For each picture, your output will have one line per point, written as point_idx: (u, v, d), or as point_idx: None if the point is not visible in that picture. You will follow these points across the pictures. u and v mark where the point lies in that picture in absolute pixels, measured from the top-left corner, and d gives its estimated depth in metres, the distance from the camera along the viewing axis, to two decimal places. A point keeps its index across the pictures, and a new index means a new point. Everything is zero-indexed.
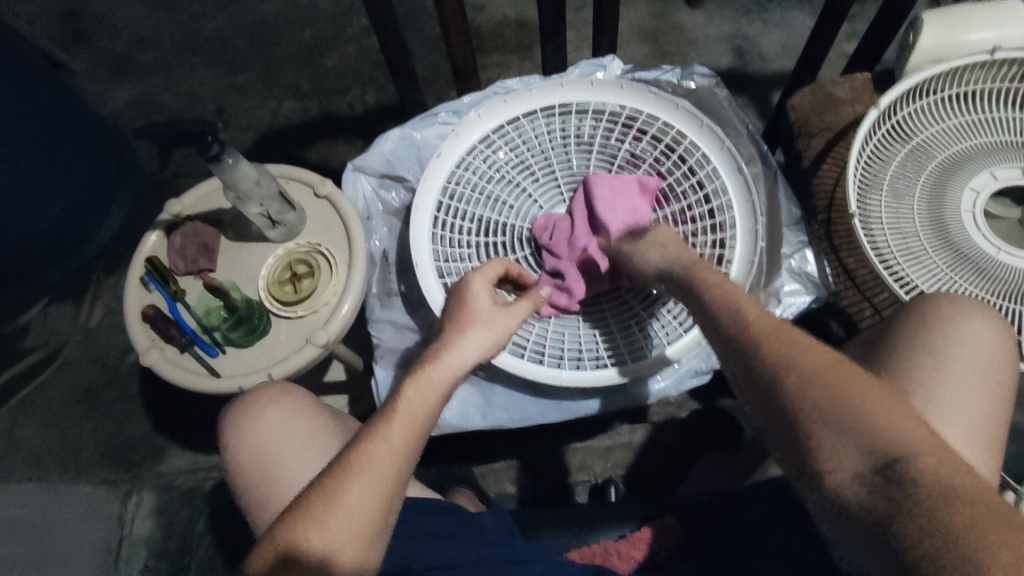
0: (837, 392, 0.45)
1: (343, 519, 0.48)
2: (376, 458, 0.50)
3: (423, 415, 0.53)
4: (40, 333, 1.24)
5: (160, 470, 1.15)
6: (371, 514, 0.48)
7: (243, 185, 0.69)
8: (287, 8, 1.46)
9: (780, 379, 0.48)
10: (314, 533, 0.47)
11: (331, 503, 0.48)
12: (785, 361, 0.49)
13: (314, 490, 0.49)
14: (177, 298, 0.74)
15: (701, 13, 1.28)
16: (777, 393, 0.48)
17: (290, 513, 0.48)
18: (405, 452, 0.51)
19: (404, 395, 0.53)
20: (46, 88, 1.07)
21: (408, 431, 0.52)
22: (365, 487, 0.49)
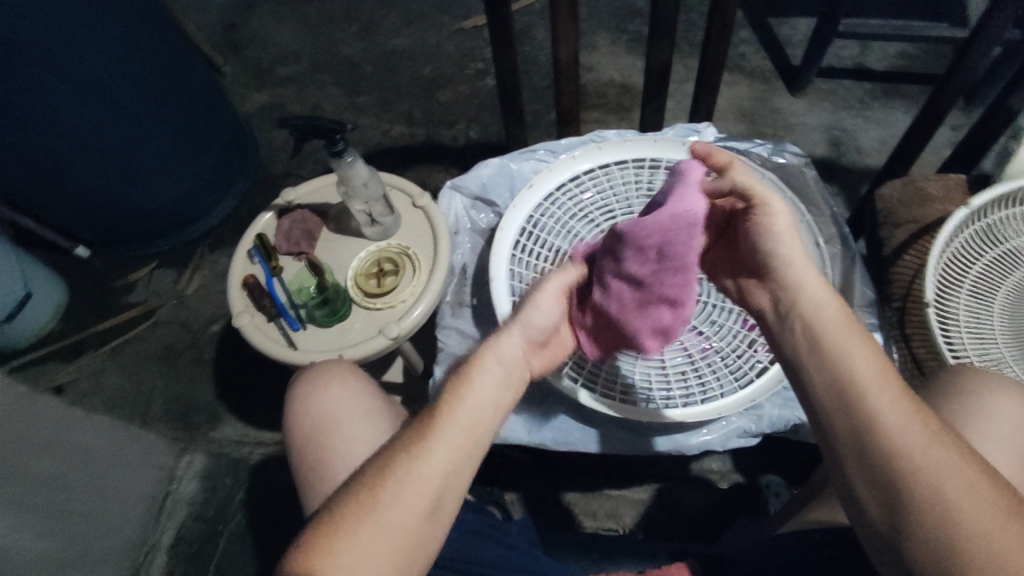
0: (925, 473, 0.43)
1: (381, 531, 0.45)
2: (417, 464, 0.48)
3: (472, 423, 0.50)
4: (143, 292, 1.37)
5: (214, 438, 1.17)
6: (403, 523, 0.46)
7: (353, 183, 0.77)
8: (415, 46, 1.62)
9: (857, 435, 0.46)
10: (347, 541, 0.44)
11: (371, 508, 0.45)
12: (869, 420, 0.46)
13: (350, 491, 0.47)
14: (276, 273, 0.81)
15: (802, 101, 1.32)
16: (849, 446, 0.47)
17: (322, 517, 0.46)
18: (453, 463, 0.48)
19: (451, 399, 0.50)
20: (200, 81, 1.23)
21: (454, 440, 0.49)
22: (406, 497, 0.46)
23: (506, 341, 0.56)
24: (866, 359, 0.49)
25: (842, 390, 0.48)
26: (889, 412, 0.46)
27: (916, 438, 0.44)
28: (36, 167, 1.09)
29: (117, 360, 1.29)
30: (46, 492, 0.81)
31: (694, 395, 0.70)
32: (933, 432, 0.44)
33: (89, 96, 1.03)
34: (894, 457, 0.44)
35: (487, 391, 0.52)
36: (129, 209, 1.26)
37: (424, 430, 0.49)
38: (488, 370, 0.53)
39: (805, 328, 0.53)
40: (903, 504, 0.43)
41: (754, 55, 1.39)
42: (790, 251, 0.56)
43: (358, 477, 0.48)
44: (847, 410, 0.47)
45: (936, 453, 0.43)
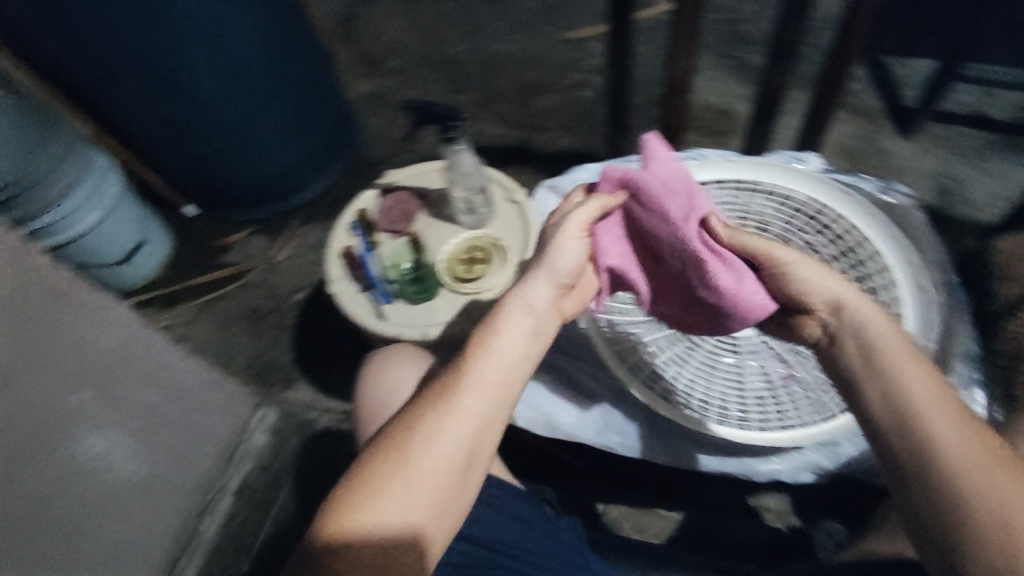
0: (981, 495, 0.42)
1: (415, 486, 0.49)
2: (443, 426, 0.50)
3: (497, 384, 0.52)
4: (239, 253, 1.47)
5: (286, 397, 1.26)
6: (432, 484, 0.50)
7: (459, 171, 0.81)
8: (518, 52, 1.67)
9: (916, 453, 0.45)
10: (378, 496, 0.49)
11: (402, 466, 0.50)
12: (925, 440, 0.45)
13: (380, 447, 0.51)
14: (372, 247, 0.86)
15: (911, 144, 1.27)
16: (909, 462, 0.46)
17: (355, 471, 0.51)
18: (479, 423, 0.51)
19: (477, 361, 0.52)
20: (318, 63, 1.32)
21: (476, 408, 0.51)
22: (435, 456, 0.50)
23: (533, 286, 0.56)
24: (920, 380, 0.47)
25: (900, 407, 0.47)
26: (946, 431, 0.45)
27: (975, 458, 0.43)
28: (169, 126, 1.20)
29: (208, 313, 1.39)
30: (144, 418, 0.88)
31: (771, 423, 0.68)
32: (992, 455, 0.43)
33: (224, 68, 1.12)
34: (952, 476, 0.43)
35: (510, 349, 0.54)
36: (240, 175, 1.36)
37: (449, 391, 0.51)
38: (510, 327, 0.54)
39: (859, 347, 0.51)
40: (966, 527, 0.42)
41: (865, 93, 1.35)
42: (822, 286, 0.53)
43: (388, 432, 0.52)
44: (902, 426, 0.47)
45: (993, 476, 0.42)
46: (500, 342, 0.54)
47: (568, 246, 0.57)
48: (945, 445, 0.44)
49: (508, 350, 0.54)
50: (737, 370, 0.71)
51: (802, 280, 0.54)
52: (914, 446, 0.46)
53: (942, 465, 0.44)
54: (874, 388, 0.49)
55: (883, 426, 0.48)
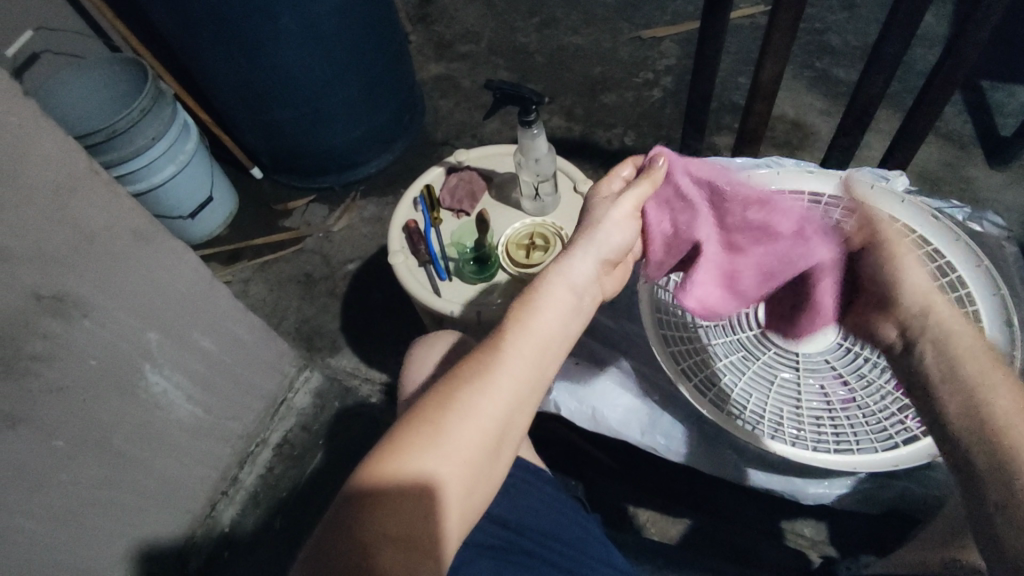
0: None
1: (449, 456, 0.49)
2: (481, 399, 0.51)
3: (531, 366, 0.53)
4: (299, 219, 1.50)
5: (330, 363, 1.29)
6: (466, 456, 0.49)
7: (529, 155, 0.80)
8: (590, 46, 1.65)
9: (981, 430, 0.43)
10: (409, 465, 0.48)
11: (436, 437, 0.49)
12: (995, 419, 0.43)
13: (412, 418, 0.50)
14: (435, 224, 0.87)
15: (1001, 176, 1.20)
16: (974, 446, 0.43)
17: (385, 440, 0.50)
18: (512, 402, 0.52)
19: (514, 340, 0.52)
20: (396, 39, 1.35)
21: (512, 385, 0.52)
22: (468, 431, 0.50)
23: (575, 268, 0.58)
24: (998, 380, 0.45)
25: (971, 392, 0.45)
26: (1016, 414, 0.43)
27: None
28: (249, 88, 1.23)
29: (265, 275, 1.43)
30: (201, 363, 0.91)
31: (828, 444, 0.65)
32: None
33: (306, 37, 1.15)
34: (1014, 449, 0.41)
35: (545, 332, 0.54)
36: (308, 144, 1.39)
37: (488, 365, 0.52)
38: (544, 313, 0.55)
39: (935, 345, 0.50)
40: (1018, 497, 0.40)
41: (954, 118, 1.28)
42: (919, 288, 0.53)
43: (420, 405, 0.51)
44: (967, 405, 0.45)
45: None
46: (537, 324, 0.55)
47: (619, 224, 0.59)
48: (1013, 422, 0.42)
49: (544, 332, 0.55)
50: (795, 386, 0.68)
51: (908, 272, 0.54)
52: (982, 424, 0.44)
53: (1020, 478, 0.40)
54: (953, 400, 0.46)
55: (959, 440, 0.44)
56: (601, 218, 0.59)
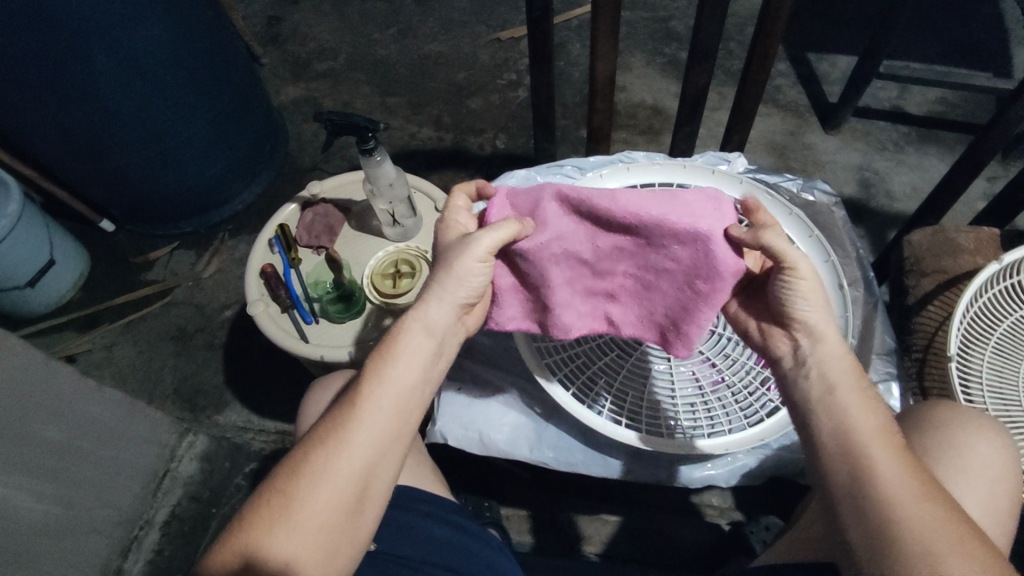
0: (899, 511, 0.43)
1: (307, 527, 0.47)
2: (334, 460, 0.48)
3: (390, 417, 0.51)
4: (162, 270, 1.36)
5: (218, 422, 1.18)
6: (326, 523, 0.47)
7: (380, 182, 0.79)
8: (449, 52, 1.64)
9: (849, 474, 0.46)
10: (265, 541, 0.46)
11: (289, 509, 0.47)
12: (867, 468, 0.46)
13: (268, 490, 0.49)
14: (294, 265, 0.82)
15: (835, 139, 1.31)
16: (837, 458, 0.47)
17: (246, 516, 0.48)
18: (372, 457, 0.50)
19: (366, 394, 0.50)
20: (242, 66, 1.26)
21: (369, 439, 0.50)
22: (321, 497, 0.47)
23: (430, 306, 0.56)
24: (857, 403, 0.49)
25: (846, 432, 0.48)
26: (883, 459, 0.46)
27: (899, 479, 0.44)
28: (75, 140, 1.10)
29: (130, 335, 1.27)
30: (47, 457, 0.79)
31: (703, 429, 0.67)
32: (921, 485, 0.44)
33: (134, 81, 1.05)
34: (875, 493, 0.44)
35: (400, 377, 0.52)
36: (158, 192, 1.27)
37: (340, 424, 0.50)
38: (402, 356, 0.53)
39: (815, 375, 0.52)
40: (879, 540, 0.43)
41: (789, 90, 1.38)
42: (813, 309, 0.54)
43: (276, 473, 0.50)
44: (837, 446, 0.48)
45: (912, 500, 0.43)
46: (392, 367, 0.52)
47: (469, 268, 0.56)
48: (878, 464, 0.45)
49: (400, 375, 0.52)
50: (669, 375, 0.71)
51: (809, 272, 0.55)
52: (852, 468, 0.46)
53: (868, 496, 0.45)
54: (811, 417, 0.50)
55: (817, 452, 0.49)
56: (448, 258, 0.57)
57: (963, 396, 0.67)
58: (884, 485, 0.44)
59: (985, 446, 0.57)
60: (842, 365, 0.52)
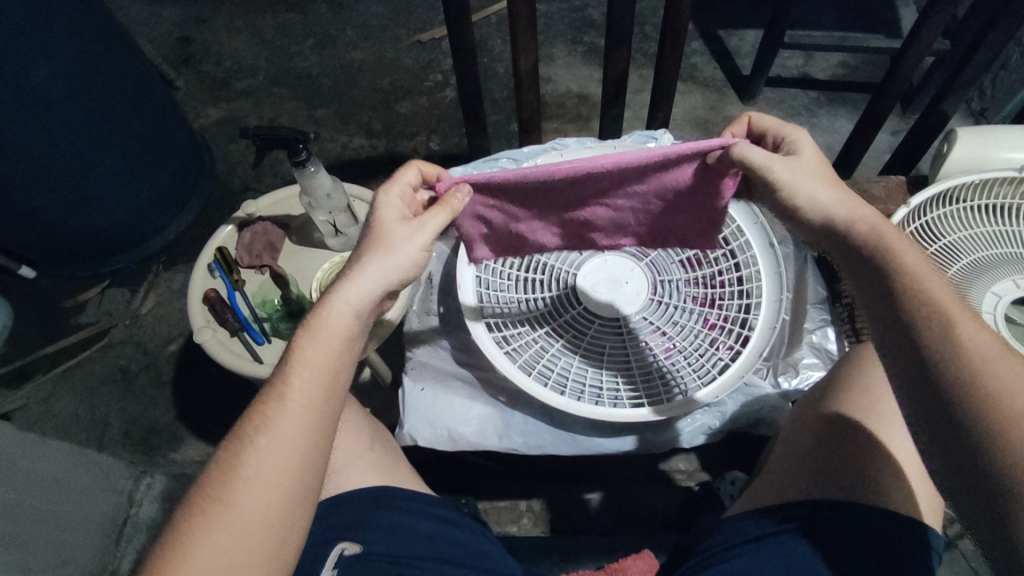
0: (996, 387, 0.40)
1: (238, 532, 0.44)
2: (262, 458, 0.46)
3: (315, 405, 0.49)
4: (95, 311, 1.29)
5: (176, 460, 1.12)
6: (260, 523, 0.45)
7: (317, 194, 0.78)
8: (372, 59, 1.62)
9: (942, 363, 0.42)
10: (193, 550, 0.43)
11: (216, 516, 0.44)
12: (945, 331, 0.42)
13: (197, 498, 0.46)
14: (238, 286, 0.80)
15: (752, 109, 1.38)
16: (919, 319, 0.43)
17: (171, 531, 0.44)
18: (303, 449, 0.47)
19: (291, 383, 0.48)
20: (156, 91, 1.21)
21: (298, 430, 0.47)
22: (259, 491, 0.45)
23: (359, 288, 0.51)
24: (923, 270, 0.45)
25: (916, 312, 0.43)
26: (972, 334, 0.42)
27: (991, 352, 0.41)
28: None
29: (69, 384, 1.20)
30: None
31: (660, 396, 0.70)
32: (1000, 349, 0.41)
33: (36, 120, 0.99)
34: (983, 382, 0.40)
35: (329, 363, 0.50)
36: (79, 230, 1.20)
37: (265, 419, 0.47)
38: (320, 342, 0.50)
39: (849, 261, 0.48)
40: (999, 433, 0.39)
41: (705, 66, 1.45)
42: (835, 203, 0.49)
43: (206, 477, 0.47)
44: (909, 336, 0.44)
45: (1001, 369, 0.40)
46: (314, 354, 0.49)
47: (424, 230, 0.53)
48: (972, 344, 0.41)
49: (324, 360, 0.49)
50: (624, 349, 0.73)
51: (814, 189, 0.49)
52: (949, 360, 0.42)
53: (960, 359, 0.41)
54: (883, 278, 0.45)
55: (897, 308, 0.44)
56: (386, 236, 0.52)
57: None
58: (983, 364, 0.41)
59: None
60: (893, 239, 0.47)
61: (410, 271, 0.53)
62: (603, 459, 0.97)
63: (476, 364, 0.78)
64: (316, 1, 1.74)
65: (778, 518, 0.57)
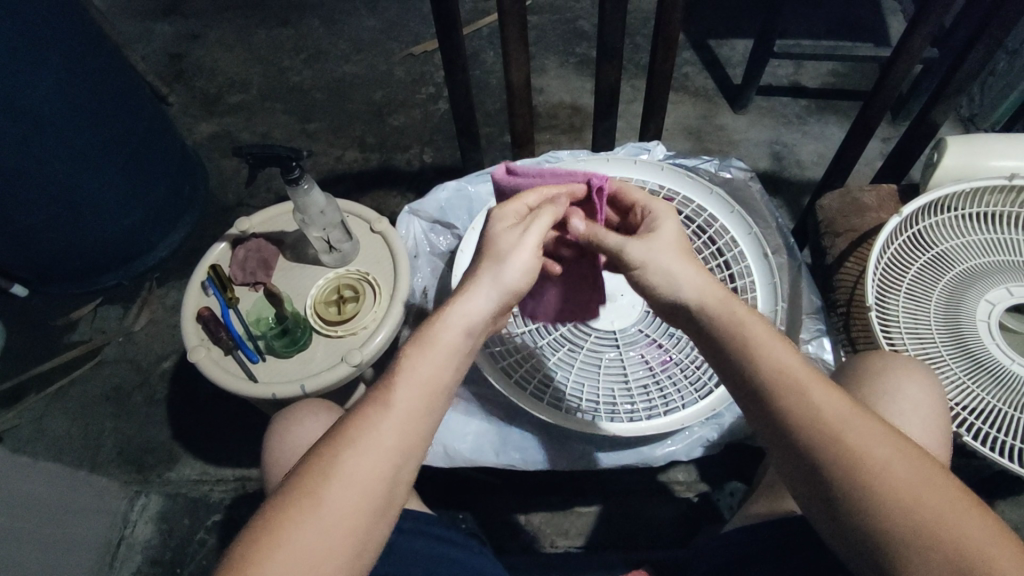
0: (853, 455, 0.43)
1: (329, 529, 0.43)
2: (362, 459, 0.45)
3: (416, 416, 0.48)
4: (87, 330, 1.28)
5: (170, 479, 1.09)
6: (351, 524, 0.44)
7: (311, 211, 0.78)
8: (365, 72, 1.63)
9: (805, 436, 0.45)
10: (284, 543, 0.42)
11: (311, 509, 0.43)
12: (798, 405, 0.46)
13: (286, 490, 0.45)
14: (232, 304, 0.80)
15: (744, 118, 1.39)
16: (777, 395, 0.47)
17: (262, 515, 0.44)
18: (398, 456, 0.47)
19: (396, 391, 0.47)
20: (147, 108, 1.20)
21: (399, 436, 0.47)
22: (354, 492, 0.45)
23: (473, 303, 0.52)
24: (780, 349, 0.48)
25: (773, 388, 0.47)
26: (822, 402, 0.45)
27: (841, 417, 0.45)
28: None
29: (61, 404, 1.19)
30: None
31: (657, 409, 0.70)
32: (847, 415, 0.45)
33: (26, 135, 0.98)
34: (841, 446, 0.44)
35: (432, 379, 0.49)
36: (71, 248, 1.19)
37: (370, 420, 0.47)
38: (430, 355, 0.50)
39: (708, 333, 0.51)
40: (861, 491, 0.42)
41: (697, 76, 1.46)
42: (678, 278, 0.52)
43: (299, 472, 0.45)
44: (772, 412, 0.47)
45: (855, 436, 0.44)
46: (422, 361, 0.50)
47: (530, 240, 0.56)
48: (822, 414, 0.45)
49: (428, 374, 0.49)
50: (621, 362, 0.73)
51: (667, 271, 0.53)
52: (812, 430, 0.45)
53: (818, 433, 0.44)
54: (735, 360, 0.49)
55: (759, 393, 0.47)
56: (504, 243, 0.55)
57: (882, 335, 0.72)
58: (837, 430, 0.44)
59: (917, 387, 0.60)
60: (735, 313, 0.50)
61: (524, 279, 0.55)
62: (599, 471, 0.97)
63: (471, 379, 0.77)
64: (307, 16, 1.75)
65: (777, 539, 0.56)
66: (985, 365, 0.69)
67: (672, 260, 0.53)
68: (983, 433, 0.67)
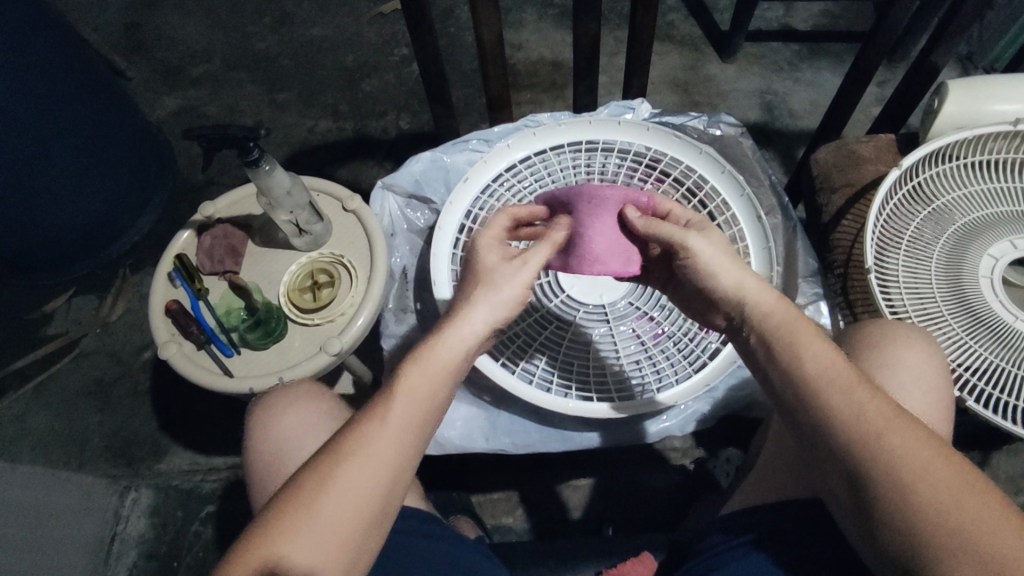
0: (891, 456, 0.42)
1: (320, 537, 0.42)
2: (354, 464, 0.44)
3: (413, 427, 0.46)
4: (62, 322, 1.24)
5: (160, 470, 1.08)
6: (348, 531, 0.43)
7: (276, 193, 0.73)
8: (333, 34, 1.54)
9: (839, 435, 0.44)
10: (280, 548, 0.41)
11: (303, 515, 0.42)
12: (836, 405, 0.45)
13: (283, 496, 0.43)
14: (201, 295, 0.76)
15: (733, 67, 1.33)
16: (807, 394, 0.46)
17: (254, 526, 0.43)
18: (391, 469, 0.45)
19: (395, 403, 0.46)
20: (103, 86, 1.12)
21: (397, 445, 0.46)
22: (348, 503, 0.43)
23: (468, 321, 0.51)
24: (822, 349, 0.47)
25: (812, 385, 0.46)
26: (864, 403, 0.44)
27: (878, 422, 0.43)
28: None
29: (42, 399, 1.16)
30: None
31: (650, 384, 0.68)
32: (885, 417, 0.43)
33: None
34: (873, 448, 0.43)
35: (425, 390, 0.48)
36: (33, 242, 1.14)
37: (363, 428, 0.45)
38: (427, 366, 0.49)
39: (761, 331, 0.50)
40: (893, 496, 0.41)
41: (682, 24, 1.38)
42: (728, 275, 0.53)
43: (300, 475, 0.44)
44: (813, 409, 0.46)
45: (896, 438, 0.42)
46: (413, 370, 0.48)
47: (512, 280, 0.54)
48: (862, 412, 0.44)
49: (419, 379, 0.48)
50: (611, 336, 0.70)
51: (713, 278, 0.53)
52: (845, 430, 0.44)
53: (854, 432, 0.43)
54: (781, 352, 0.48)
55: (804, 386, 0.46)
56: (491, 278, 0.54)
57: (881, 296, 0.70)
58: (873, 432, 0.43)
59: (919, 358, 0.58)
60: (790, 314, 0.50)
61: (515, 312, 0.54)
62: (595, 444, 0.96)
63: None
64: None
65: (766, 519, 0.55)
66: (986, 323, 0.67)
67: (726, 260, 0.53)
68: (983, 393, 0.65)
